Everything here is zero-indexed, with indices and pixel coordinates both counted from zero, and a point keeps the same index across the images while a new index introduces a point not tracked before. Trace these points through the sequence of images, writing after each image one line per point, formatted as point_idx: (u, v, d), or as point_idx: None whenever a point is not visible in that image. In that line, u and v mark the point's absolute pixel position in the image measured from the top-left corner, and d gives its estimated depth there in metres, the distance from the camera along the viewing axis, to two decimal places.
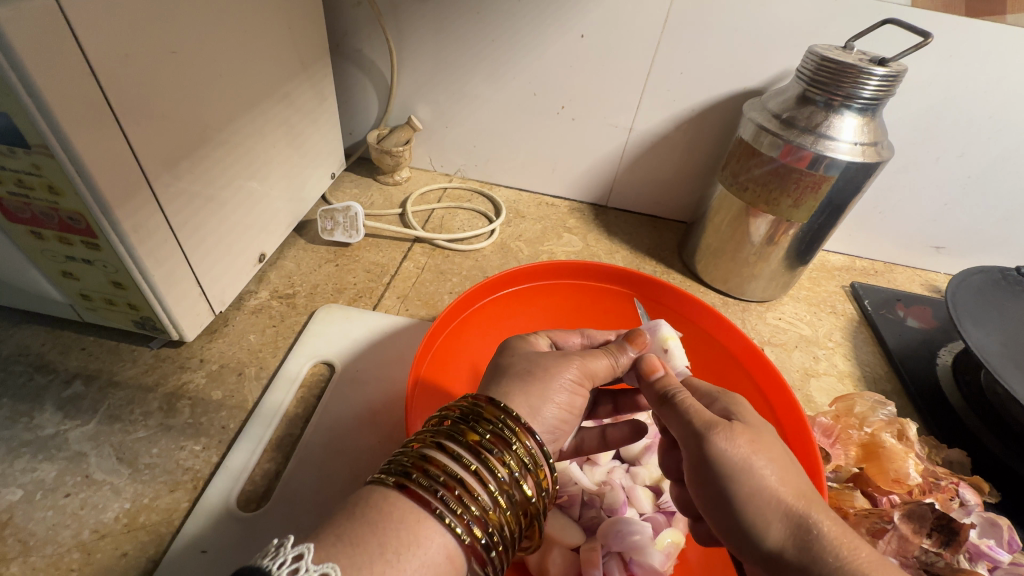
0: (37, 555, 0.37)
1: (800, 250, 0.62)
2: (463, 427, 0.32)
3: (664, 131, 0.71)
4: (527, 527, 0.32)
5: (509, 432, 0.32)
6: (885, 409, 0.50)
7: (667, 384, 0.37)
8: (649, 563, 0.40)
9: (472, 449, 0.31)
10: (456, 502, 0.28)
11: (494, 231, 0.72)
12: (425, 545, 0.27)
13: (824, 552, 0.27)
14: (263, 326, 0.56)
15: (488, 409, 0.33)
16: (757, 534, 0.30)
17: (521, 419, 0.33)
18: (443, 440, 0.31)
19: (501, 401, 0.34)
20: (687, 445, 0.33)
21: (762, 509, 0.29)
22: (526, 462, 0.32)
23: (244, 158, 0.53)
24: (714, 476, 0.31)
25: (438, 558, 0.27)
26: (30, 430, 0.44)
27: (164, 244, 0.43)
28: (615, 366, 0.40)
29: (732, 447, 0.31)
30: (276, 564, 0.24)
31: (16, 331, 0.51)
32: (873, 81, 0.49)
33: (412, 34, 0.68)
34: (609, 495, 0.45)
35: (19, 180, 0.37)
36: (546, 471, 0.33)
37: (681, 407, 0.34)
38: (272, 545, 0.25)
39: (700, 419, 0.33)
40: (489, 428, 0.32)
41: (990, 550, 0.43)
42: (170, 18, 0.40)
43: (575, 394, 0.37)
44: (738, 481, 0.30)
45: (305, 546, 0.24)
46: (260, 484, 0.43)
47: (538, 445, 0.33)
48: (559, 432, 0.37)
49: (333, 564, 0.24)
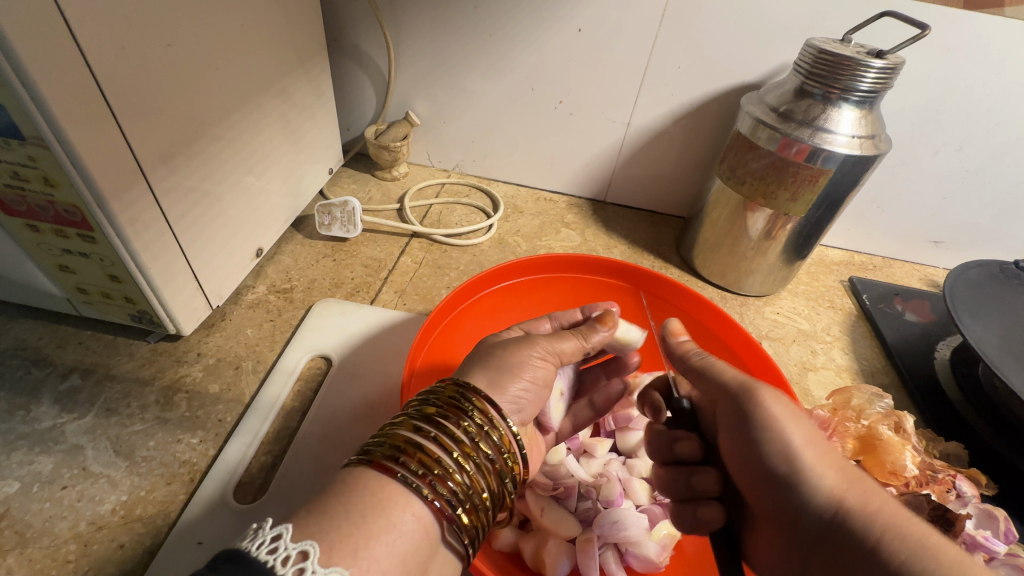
0: (34, 547, 0.37)
1: (798, 244, 0.62)
2: (424, 404, 0.32)
3: (662, 126, 0.71)
4: (499, 493, 0.32)
5: (466, 401, 0.32)
6: (882, 401, 0.51)
7: (701, 356, 0.41)
8: (645, 554, 0.40)
9: (432, 420, 0.31)
10: (418, 466, 0.29)
11: (492, 226, 0.72)
12: (389, 509, 0.27)
13: (857, 507, 0.29)
14: (260, 321, 0.56)
15: (445, 385, 0.34)
16: (803, 494, 0.31)
17: (478, 389, 0.33)
18: (404, 417, 0.32)
19: (462, 379, 0.35)
20: (728, 407, 0.36)
21: (807, 470, 0.32)
22: (487, 426, 0.32)
23: (241, 152, 0.53)
24: (761, 436, 0.34)
25: (403, 520, 0.27)
26: (27, 423, 0.44)
27: (160, 237, 0.43)
28: (585, 345, 0.41)
29: (777, 409, 0.34)
30: (254, 544, 0.23)
31: (13, 325, 0.51)
32: (871, 74, 0.49)
33: (409, 29, 0.68)
34: (605, 487, 0.45)
35: (14, 172, 0.37)
36: (513, 438, 0.33)
37: (716, 372, 0.38)
38: (251, 528, 0.24)
39: (736, 383, 0.37)
40: (445, 400, 0.32)
41: (987, 541, 0.43)
42: (165, 10, 0.40)
43: (544, 371, 0.38)
44: (785, 441, 0.33)
45: (284, 525, 0.24)
46: (257, 476, 0.43)
47: (499, 411, 0.33)
48: (524, 404, 0.36)
49: (312, 542, 0.24)
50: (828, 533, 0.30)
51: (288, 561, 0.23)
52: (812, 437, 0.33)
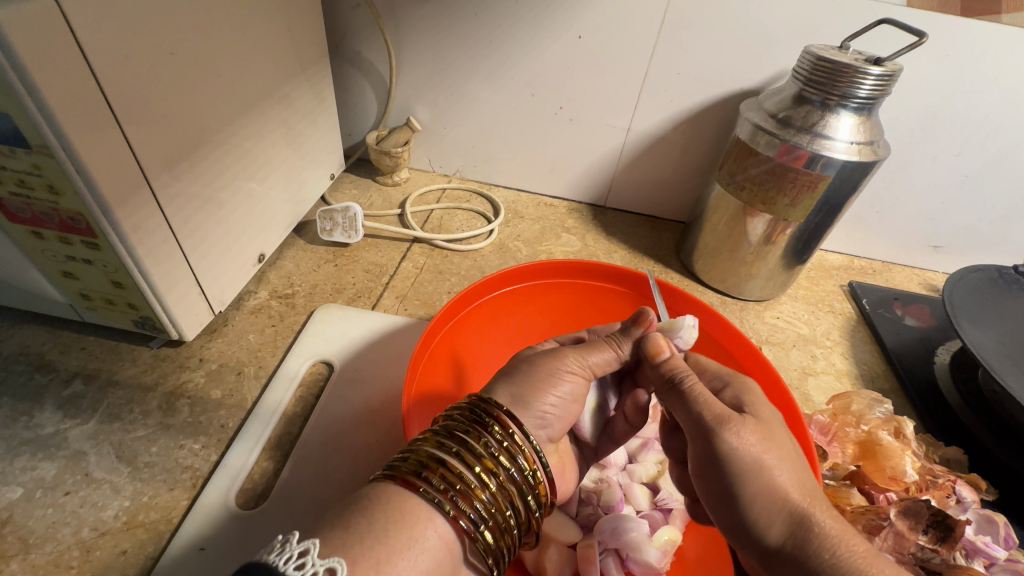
0: (36, 553, 0.37)
1: (797, 250, 0.62)
2: (448, 420, 0.33)
3: (662, 131, 0.71)
4: (523, 511, 0.32)
5: (488, 417, 0.33)
6: (882, 406, 0.51)
7: (675, 369, 0.37)
8: (645, 560, 0.40)
9: (454, 435, 0.31)
10: (440, 480, 0.29)
11: (493, 231, 0.73)
12: (411, 522, 0.27)
13: (820, 551, 0.28)
14: (262, 326, 0.56)
15: (469, 403, 0.34)
16: (758, 530, 0.30)
17: (500, 404, 0.34)
18: (428, 433, 0.32)
19: (485, 395, 0.35)
20: (693, 436, 0.33)
21: (767, 508, 0.30)
22: (509, 443, 0.32)
23: (243, 159, 0.53)
24: (721, 472, 0.31)
25: (426, 533, 0.27)
26: (30, 429, 0.44)
27: (164, 244, 0.44)
28: (619, 357, 0.41)
29: (742, 443, 0.31)
30: (282, 559, 0.24)
31: (17, 331, 0.51)
32: (869, 81, 0.50)
33: (410, 36, 0.69)
34: (606, 492, 0.45)
35: (19, 180, 0.37)
36: (537, 455, 0.33)
37: (691, 395, 0.34)
38: (275, 541, 0.25)
39: (711, 411, 0.32)
40: (468, 417, 0.33)
41: (987, 547, 0.43)
42: (169, 19, 0.41)
43: (574, 385, 0.37)
44: (746, 479, 0.30)
45: (311, 541, 0.25)
46: (259, 482, 0.44)
47: (521, 429, 0.33)
48: (552, 420, 0.36)
49: (340, 559, 0.24)
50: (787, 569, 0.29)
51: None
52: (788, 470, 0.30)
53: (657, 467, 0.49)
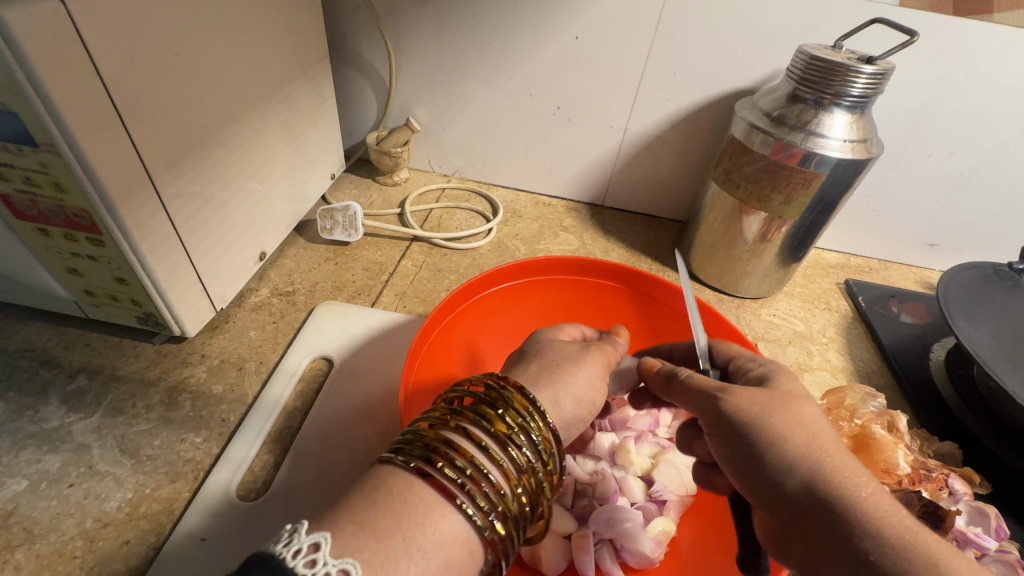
0: (41, 543, 0.37)
1: (793, 247, 0.62)
2: (490, 414, 0.32)
3: (659, 131, 0.72)
4: (535, 522, 0.33)
5: (533, 429, 0.33)
6: (875, 401, 0.51)
7: (671, 366, 0.38)
8: (640, 550, 0.40)
9: (498, 440, 0.31)
10: (480, 494, 0.29)
11: (491, 230, 0.74)
12: (450, 539, 0.27)
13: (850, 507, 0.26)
14: (263, 323, 0.57)
15: (516, 401, 0.34)
16: (778, 486, 0.28)
17: (545, 416, 0.34)
18: (469, 427, 0.31)
19: (532, 397, 0.35)
20: (700, 406, 0.33)
21: (782, 454, 0.29)
22: (545, 460, 0.33)
23: (245, 158, 0.54)
24: (732, 431, 0.31)
25: (459, 552, 0.27)
26: (35, 422, 0.45)
27: (166, 241, 0.45)
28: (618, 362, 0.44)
29: (740, 403, 0.31)
30: (291, 552, 0.24)
31: (22, 328, 0.52)
32: (862, 79, 0.50)
33: (410, 37, 0.70)
34: (601, 484, 0.46)
35: (26, 177, 0.38)
36: (560, 471, 0.34)
37: (686, 381, 0.35)
38: (285, 531, 0.25)
39: (705, 384, 0.34)
40: (515, 422, 0.32)
41: (978, 537, 0.44)
42: (173, 21, 0.41)
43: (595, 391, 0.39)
44: (758, 432, 0.29)
45: (322, 537, 0.25)
46: (259, 475, 0.44)
47: (557, 445, 0.34)
48: (577, 424, 0.39)
49: (353, 561, 0.24)
50: (811, 525, 0.27)
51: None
52: (792, 416, 0.30)
53: (650, 462, 0.49)
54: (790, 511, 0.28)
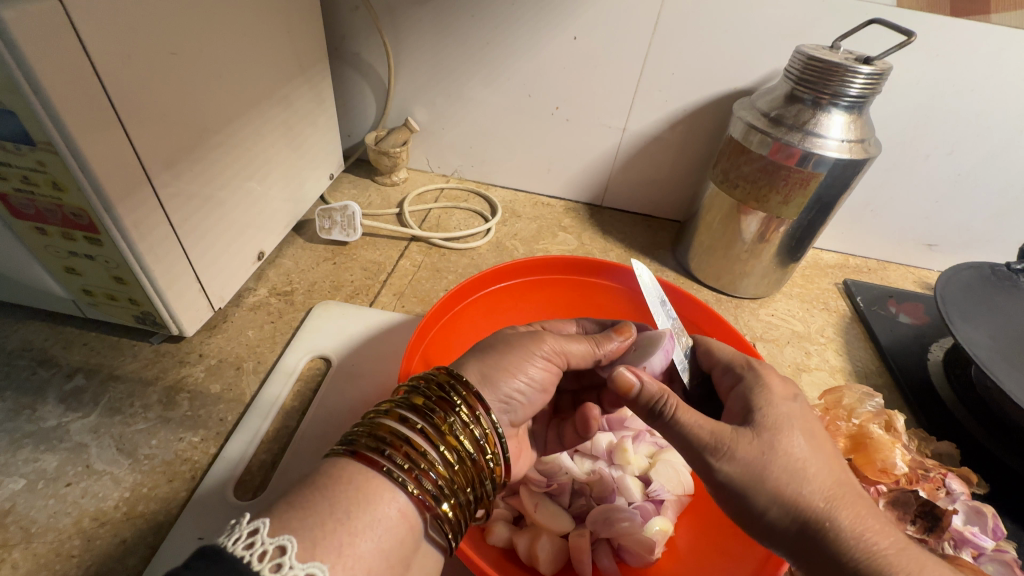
0: (38, 542, 0.37)
1: (791, 247, 0.63)
2: (411, 394, 0.33)
3: (657, 131, 0.72)
4: (480, 489, 0.33)
5: (456, 396, 0.33)
6: (872, 401, 0.51)
7: (656, 398, 0.35)
8: (637, 549, 0.41)
9: (419, 411, 0.32)
10: (404, 459, 0.29)
11: (490, 230, 0.74)
12: (376, 502, 0.28)
13: (845, 554, 0.29)
14: (261, 323, 0.57)
15: (437, 377, 0.34)
16: (778, 536, 0.31)
17: (470, 384, 0.34)
18: (392, 407, 0.32)
19: (455, 371, 0.35)
20: (691, 461, 0.33)
21: (782, 512, 0.30)
22: (473, 423, 0.33)
23: (244, 158, 0.54)
24: (729, 492, 0.32)
25: (390, 514, 0.28)
26: (33, 422, 0.45)
27: (164, 240, 0.45)
28: (595, 352, 0.41)
29: (734, 465, 0.31)
30: (232, 539, 0.24)
31: (20, 327, 0.52)
32: (859, 80, 0.50)
33: (409, 36, 0.70)
34: (598, 484, 0.47)
35: (24, 176, 0.38)
36: (497, 435, 0.34)
37: (675, 424, 0.34)
38: (228, 522, 0.25)
39: (697, 435, 0.32)
40: (436, 392, 0.33)
41: (974, 537, 0.43)
42: (171, 19, 0.41)
43: (543, 369, 0.38)
44: (755, 495, 0.31)
45: (261, 520, 0.25)
46: (257, 474, 0.44)
47: (486, 409, 0.34)
48: (516, 406, 0.37)
49: (290, 537, 0.24)
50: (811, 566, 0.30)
51: (264, 556, 0.23)
52: (790, 471, 0.31)
53: (648, 461, 0.49)
54: (791, 548, 0.31)
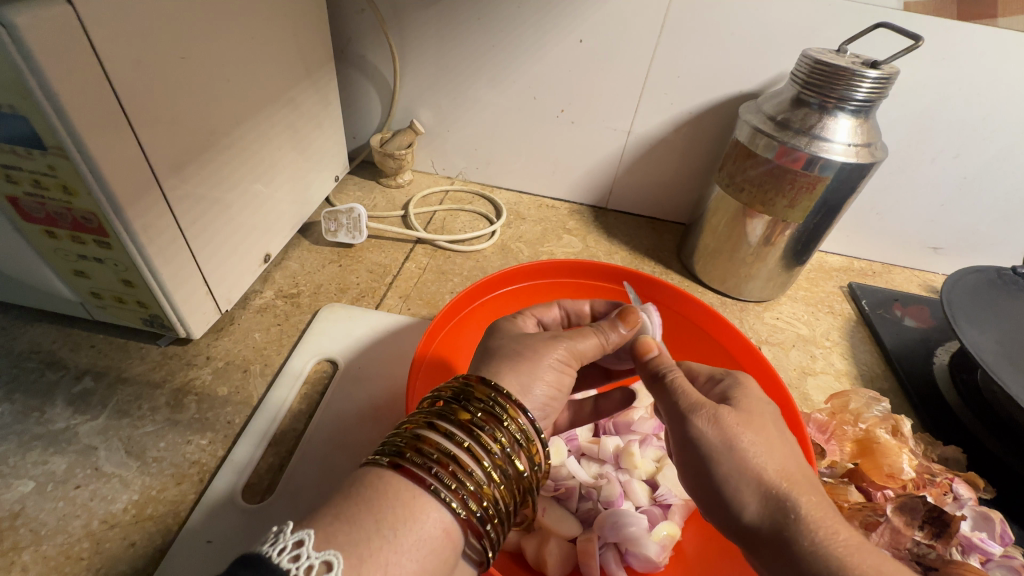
0: (48, 544, 0.38)
1: (796, 251, 0.63)
2: (455, 406, 0.32)
3: (663, 134, 0.72)
4: (520, 502, 0.33)
5: (501, 410, 0.32)
6: (879, 405, 0.51)
7: (662, 365, 0.37)
8: (645, 554, 0.40)
9: (464, 427, 0.31)
10: (450, 478, 0.29)
11: (495, 232, 0.74)
12: (422, 522, 0.28)
13: (798, 535, 0.28)
14: (268, 325, 0.57)
15: (480, 389, 0.33)
16: (736, 513, 0.31)
17: (512, 397, 0.33)
18: (436, 420, 0.32)
19: (495, 382, 0.35)
20: (671, 425, 0.34)
21: (740, 489, 0.30)
22: (518, 438, 0.33)
23: (251, 161, 0.54)
24: (696, 456, 0.32)
25: (435, 532, 0.28)
26: (42, 424, 0.45)
27: (173, 243, 0.45)
28: (604, 344, 0.39)
29: (705, 429, 0.32)
30: (276, 549, 0.24)
31: (28, 329, 0.52)
32: (866, 83, 0.50)
33: (414, 39, 0.70)
34: (606, 488, 0.46)
35: (35, 181, 0.38)
36: (539, 447, 0.34)
37: (671, 386, 0.35)
38: (270, 532, 0.25)
39: (687, 400, 0.33)
40: (481, 407, 0.32)
41: (982, 543, 0.43)
42: (181, 25, 0.42)
43: (563, 373, 0.37)
44: (719, 461, 0.31)
45: (305, 532, 0.25)
46: (264, 477, 0.44)
47: (530, 422, 0.33)
48: (550, 410, 0.37)
49: (336, 552, 0.25)
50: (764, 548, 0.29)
51: (310, 570, 0.24)
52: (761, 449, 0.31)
53: (655, 465, 0.49)
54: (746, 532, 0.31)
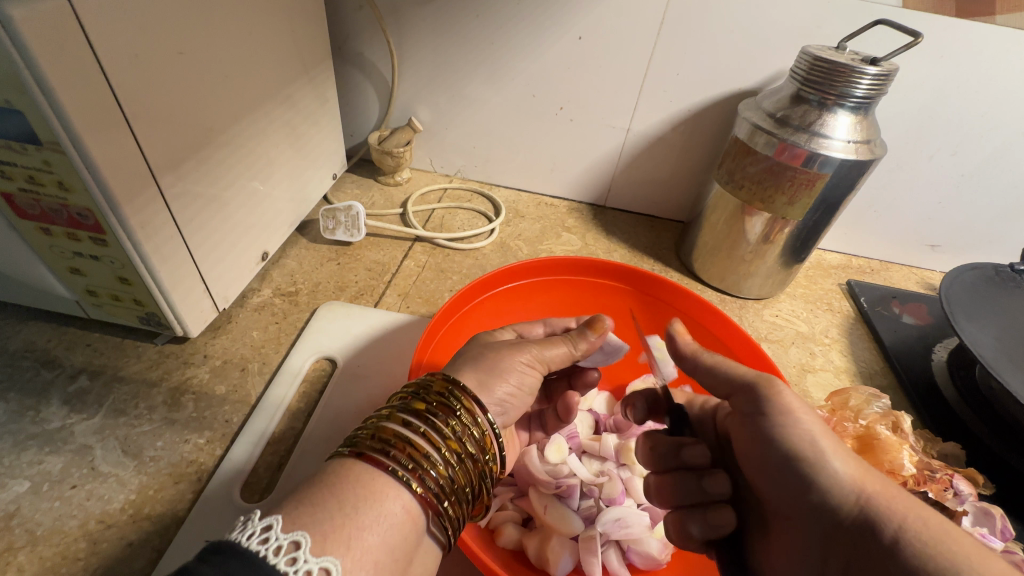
0: (44, 545, 0.37)
1: (796, 247, 0.62)
2: (409, 398, 0.33)
3: (662, 132, 0.72)
4: (478, 488, 0.33)
5: (455, 400, 0.33)
6: (880, 402, 0.52)
7: None
8: (646, 550, 0.41)
9: (420, 414, 0.32)
10: (407, 459, 0.29)
11: (494, 230, 0.73)
12: (381, 501, 0.28)
13: None
14: (265, 323, 0.56)
15: (439, 381, 0.34)
16: None
17: (468, 389, 0.34)
18: (394, 410, 0.32)
19: (452, 376, 0.35)
20: None
21: None
22: (471, 430, 0.32)
23: (248, 157, 0.53)
24: None
25: (395, 509, 0.28)
26: (37, 423, 0.44)
27: (170, 240, 0.44)
28: (573, 352, 0.41)
29: None
30: (245, 535, 0.24)
31: (23, 328, 0.52)
32: (866, 80, 0.50)
33: (412, 35, 0.69)
34: (607, 486, 0.47)
35: (30, 176, 0.38)
36: (494, 440, 0.34)
37: None
38: (240, 520, 0.25)
39: None
40: (435, 397, 0.33)
41: (983, 538, 0.44)
42: (178, 20, 0.41)
43: (526, 374, 0.38)
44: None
45: (274, 516, 0.25)
46: (263, 476, 0.44)
47: (483, 417, 0.34)
48: (508, 408, 0.37)
49: (304, 533, 0.25)
50: None
51: (279, 551, 0.24)
52: None
53: None
54: None
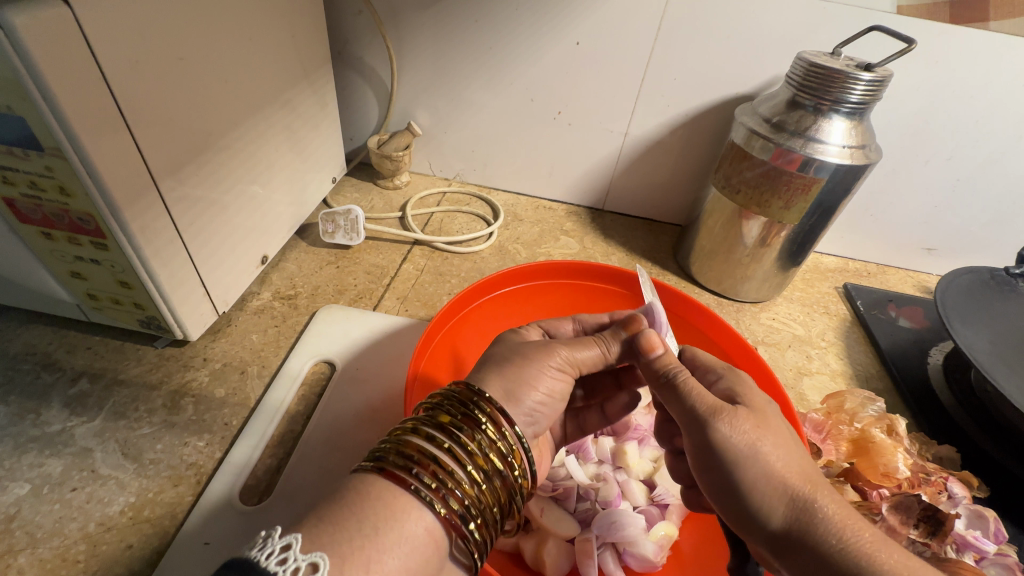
0: (44, 547, 0.37)
1: (792, 251, 0.63)
2: (436, 412, 0.33)
3: (659, 136, 0.72)
4: (505, 506, 0.33)
5: (481, 415, 0.33)
6: (874, 405, 0.52)
7: (667, 364, 0.36)
8: (642, 554, 0.41)
9: (445, 430, 0.32)
10: (431, 477, 0.29)
11: (492, 234, 0.74)
12: (403, 521, 0.28)
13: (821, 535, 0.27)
14: (265, 327, 0.57)
15: (463, 394, 0.34)
16: (760, 519, 0.30)
17: (493, 400, 0.34)
18: (419, 425, 0.32)
19: (477, 386, 0.35)
20: (688, 430, 0.33)
21: (767, 496, 0.29)
22: (498, 447, 0.32)
23: (247, 162, 0.54)
24: (717, 461, 0.31)
25: (417, 530, 0.28)
26: (37, 426, 0.45)
27: (170, 244, 0.45)
28: (606, 355, 0.40)
29: (736, 432, 0.31)
30: (264, 554, 0.24)
31: (24, 331, 0.52)
32: (860, 86, 0.51)
33: (411, 40, 0.70)
34: (603, 489, 0.46)
35: (32, 182, 0.38)
36: (521, 456, 0.34)
37: (683, 388, 0.34)
38: (259, 536, 0.25)
39: (704, 403, 0.32)
40: (460, 411, 0.33)
41: (976, 541, 0.44)
42: (179, 26, 0.42)
43: (558, 380, 0.37)
44: (746, 466, 0.30)
45: (293, 536, 0.25)
46: (262, 479, 0.44)
47: (510, 432, 0.33)
48: (540, 417, 0.37)
49: (322, 554, 0.25)
50: (794, 556, 0.28)
51: (296, 573, 0.24)
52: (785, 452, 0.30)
53: (652, 465, 0.50)
54: (777, 544, 0.29)
